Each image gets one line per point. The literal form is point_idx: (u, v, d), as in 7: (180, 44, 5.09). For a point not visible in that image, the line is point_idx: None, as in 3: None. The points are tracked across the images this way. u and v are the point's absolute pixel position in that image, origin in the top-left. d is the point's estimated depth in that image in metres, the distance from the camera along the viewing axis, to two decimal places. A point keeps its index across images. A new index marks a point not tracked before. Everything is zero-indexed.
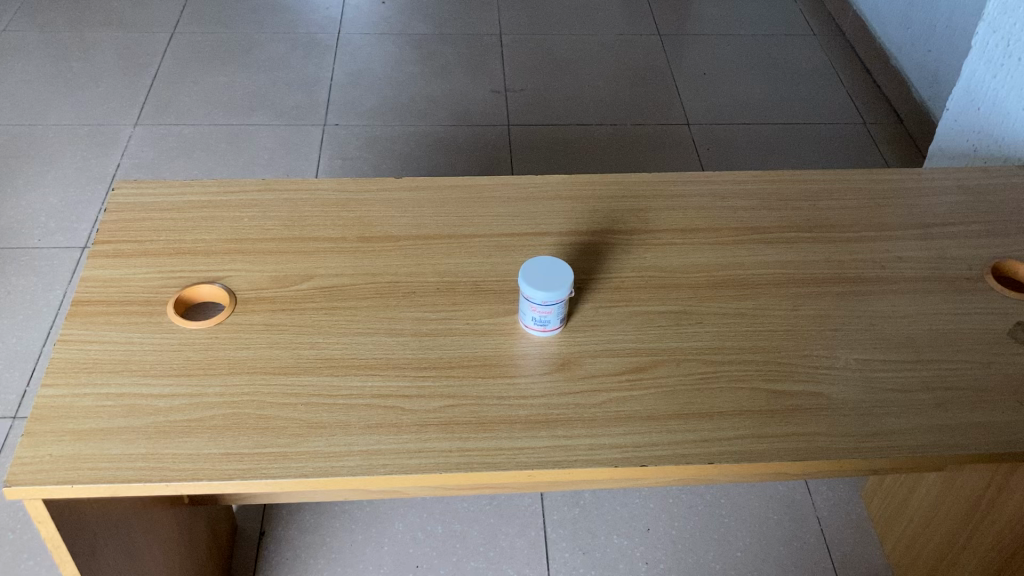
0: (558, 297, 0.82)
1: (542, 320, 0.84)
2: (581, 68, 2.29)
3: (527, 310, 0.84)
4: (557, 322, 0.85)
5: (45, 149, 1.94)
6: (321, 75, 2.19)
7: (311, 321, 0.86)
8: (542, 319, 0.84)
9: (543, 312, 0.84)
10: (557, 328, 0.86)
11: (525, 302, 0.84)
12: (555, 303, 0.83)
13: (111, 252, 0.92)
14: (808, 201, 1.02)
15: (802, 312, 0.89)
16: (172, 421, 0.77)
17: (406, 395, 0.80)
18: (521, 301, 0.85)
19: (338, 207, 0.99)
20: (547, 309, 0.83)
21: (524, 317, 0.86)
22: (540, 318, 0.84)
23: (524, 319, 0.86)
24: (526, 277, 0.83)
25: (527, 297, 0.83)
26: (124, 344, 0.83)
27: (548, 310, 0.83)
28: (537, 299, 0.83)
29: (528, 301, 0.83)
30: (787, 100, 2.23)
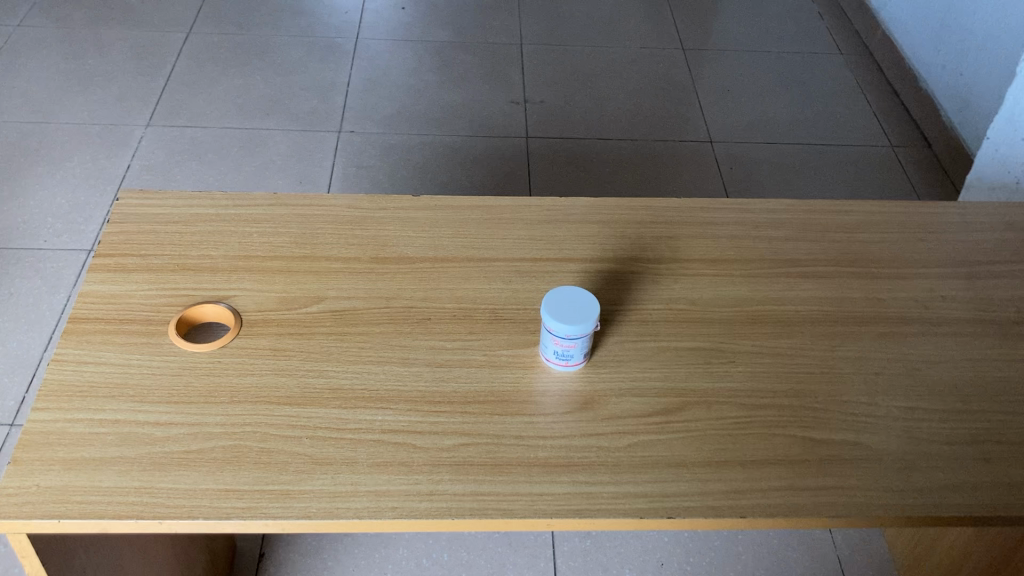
0: (582, 331, 0.77)
1: (563, 355, 0.79)
2: (602, 81, 2.24)
3: (549, 343, 0.80)
4: (580, 358, 0.80)
5: (55, 147, 1.90)
6: (338, 81, 2.15)
7: (321, 347, 0.82)
8: (564, 354, 0.79)
9: (564, 346, 0.79)
10: (579, 363, 0.81)
11: (546, 335, 0.80)
12: (578, 338, 0.78)
13: (113, 266, 0.87)
14: (845, 233, 0.97)
15: (840, 354, 0.84)
16: (169, 452, 0.72)
17: (418, 431, 0.75)
18: (543, 333, 0.80)
19: (352, 225, 0.94)
20: (570, 343, 0.78)
21: (544, 350, 0.81)
22: (562, 352, 0.79)
23: (545, 352, 0.81)
24: (548, 309, 0.78)
25: (549, 330, 0.79)
26: (122, 366, 0.78)
27: (570, 345, 0.78)
28: (559, 332, 0.78)
29: (550, 334, 0.79)
30: (813, 120, 2.17)
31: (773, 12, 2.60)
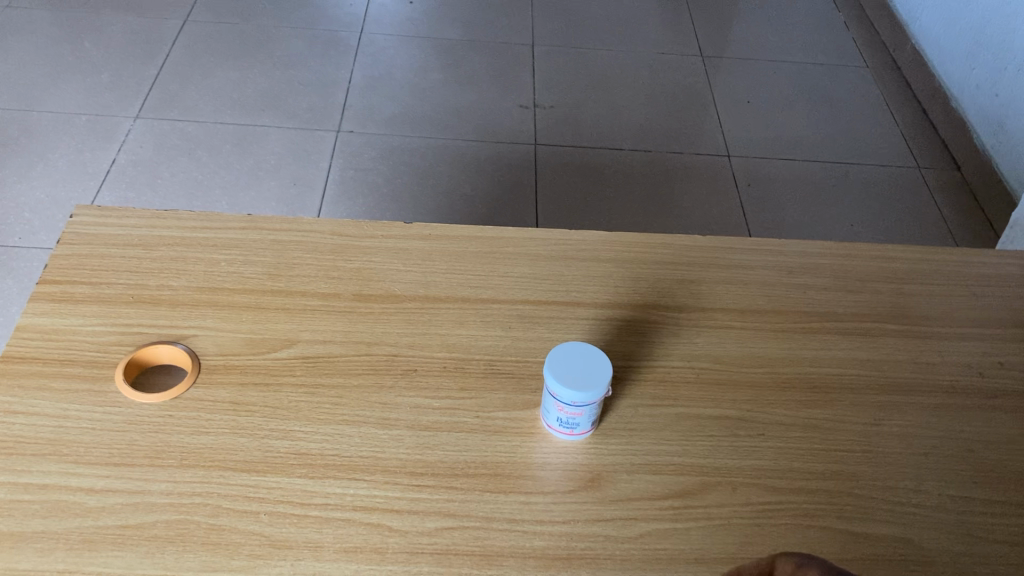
0: (591, 399, 0.67)
1: (568, 422, 0.69)
2: (616, 87, 2.13)
3: (551, 408, 0.69)
4: (588, 427, 0.70)
5: (37, 137, 1.79)
6: (339, 78, 2.04)
7: (288, 402, 0.71)
8: (569, 422, 0.69)
9: (569, 414, 0.68)
10: (586, 432, 0.70)
11: (549, 399, 0.69)
12: (586, 406, 0.67)
13: (58, 295, 0.77)
14: (888, 283, 0.87)
15: (884, 428, 0.73)
16: (103, 527, 0.62)
17: (395, 510, 0.65)
18: (545, 397, 0.69)
19: (334, 254, 0.84)
20: (576, 410, 0.67)
21: (545, 414, 0.70)
22: (566, 419, 0.69)
23: (546, 417, 0.70)
24: (551, 369, 0.68)
25: (552, 393, 0.68)
26: (57, 419, 0.68)
27: (576, 412, 0.68)
28: (563, 399, 0.67)
29: (552, 399, 0.68)
30: (837, 136, 2.06)
31: (798, 20, 2.49)
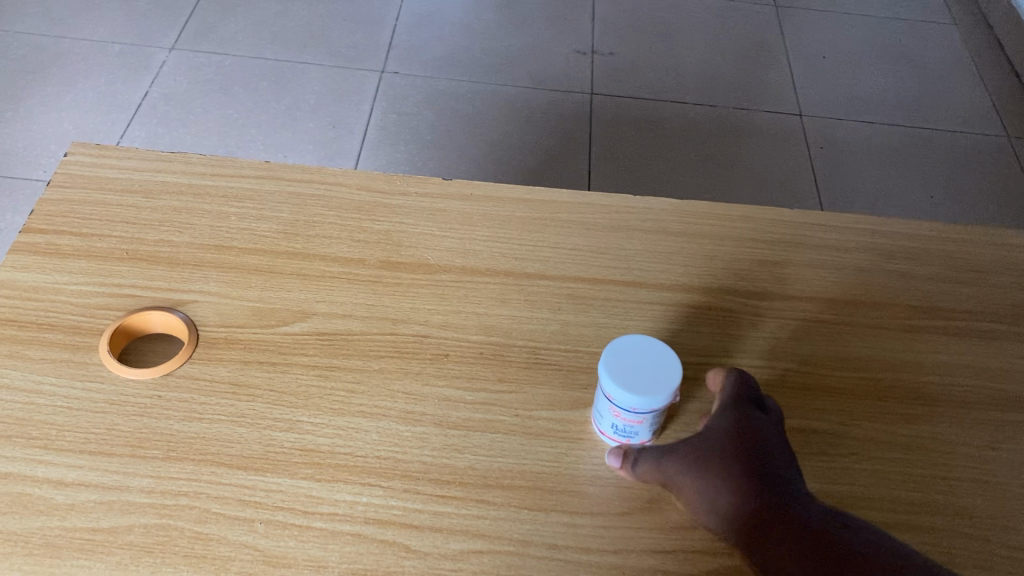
0: (654, 406, 0.55)
1: (625, 432, 0.58)
2: (681, 34, 1.97)
3: (604, 414, 0.58)
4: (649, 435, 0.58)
5: (68, 66, 1.69)
6: (385, 14, 1.91)
7: (297, 386, 0.61)
8: (627, 431, 0.58)
9: (627, 422, 0.57)
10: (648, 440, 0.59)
11: (601, 403, 0.58)
12: (649, 414, 0.56)
13: (44, 247, 0.67)
14: (1007, 275, 0.74)
15: (1002, 452, 0.61)
16: (69, 529, 0.52)
17: (414, 526, 0.54)
18: (599, 399, 0.58)
19: (360, 213, 0.73)
20: (635, 418, 0.56)
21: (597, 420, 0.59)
22: (623, 427, 0.58)
23: (598, 422, 0.59)
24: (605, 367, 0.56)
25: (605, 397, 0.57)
26: (29, 395, 0.58)
27: (636, 420, 0.57)
28: (620, 405, 0.56)
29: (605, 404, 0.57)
30: (921, 98, 1.89)
31: None
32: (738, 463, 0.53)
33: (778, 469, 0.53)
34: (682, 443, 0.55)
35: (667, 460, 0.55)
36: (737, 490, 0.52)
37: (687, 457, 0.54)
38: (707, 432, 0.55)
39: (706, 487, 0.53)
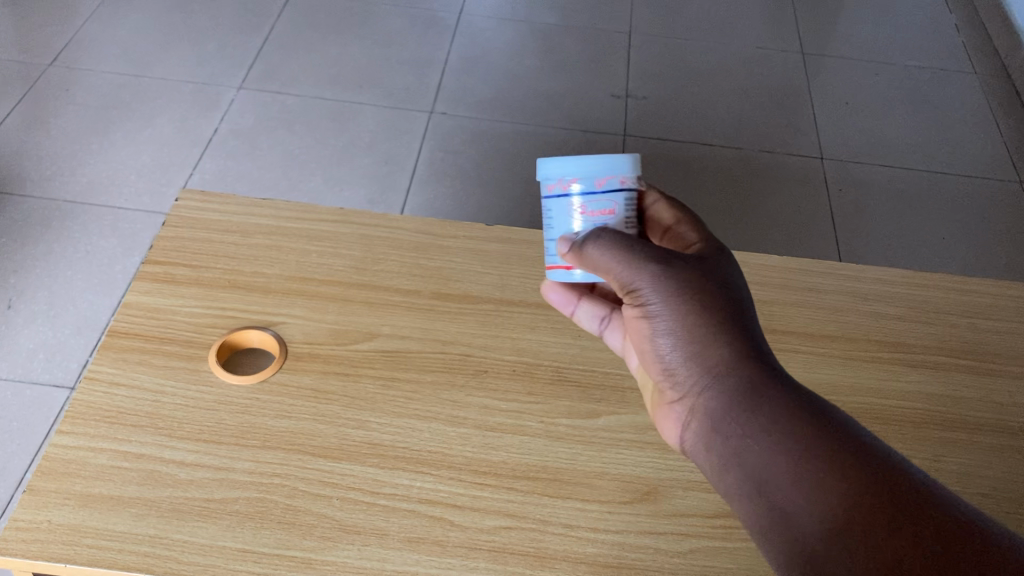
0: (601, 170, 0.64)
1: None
2: (711, 81, 2.11)
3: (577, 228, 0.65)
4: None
5: (147, 103, 1.83)
6: (437, 58, 2.07)
7: (365, 393, 0.75)
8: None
9: (601, 218, 0.65)
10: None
11: (568, 216, 0.65)
12: (616, 194, 0.64)
13: (162, 275, 0.83)
14: (965, 316, 0.87)
15: (945, 463, 0.74)
16: (189, 498, 0.67)
17: (458, 505, 0.68)
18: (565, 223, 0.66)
19: (417, 252, 0.88)
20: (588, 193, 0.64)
21: (569, 249, 0.66)
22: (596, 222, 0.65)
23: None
24: (551, 171, 0.65)
25: (570, 199, 0.65)
26: (154, 394, 0.74)
27: (608, 212, 0.65)
28: (588, 188, 0.64)
29: (572, 206, 0.65)
30: (937, 142, 2.00)
31: (907, 16, 2.41)
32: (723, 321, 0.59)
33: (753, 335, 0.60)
34: (682, 266, 0.61)
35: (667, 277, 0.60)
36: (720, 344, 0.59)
37: (683, 282, 0.60)
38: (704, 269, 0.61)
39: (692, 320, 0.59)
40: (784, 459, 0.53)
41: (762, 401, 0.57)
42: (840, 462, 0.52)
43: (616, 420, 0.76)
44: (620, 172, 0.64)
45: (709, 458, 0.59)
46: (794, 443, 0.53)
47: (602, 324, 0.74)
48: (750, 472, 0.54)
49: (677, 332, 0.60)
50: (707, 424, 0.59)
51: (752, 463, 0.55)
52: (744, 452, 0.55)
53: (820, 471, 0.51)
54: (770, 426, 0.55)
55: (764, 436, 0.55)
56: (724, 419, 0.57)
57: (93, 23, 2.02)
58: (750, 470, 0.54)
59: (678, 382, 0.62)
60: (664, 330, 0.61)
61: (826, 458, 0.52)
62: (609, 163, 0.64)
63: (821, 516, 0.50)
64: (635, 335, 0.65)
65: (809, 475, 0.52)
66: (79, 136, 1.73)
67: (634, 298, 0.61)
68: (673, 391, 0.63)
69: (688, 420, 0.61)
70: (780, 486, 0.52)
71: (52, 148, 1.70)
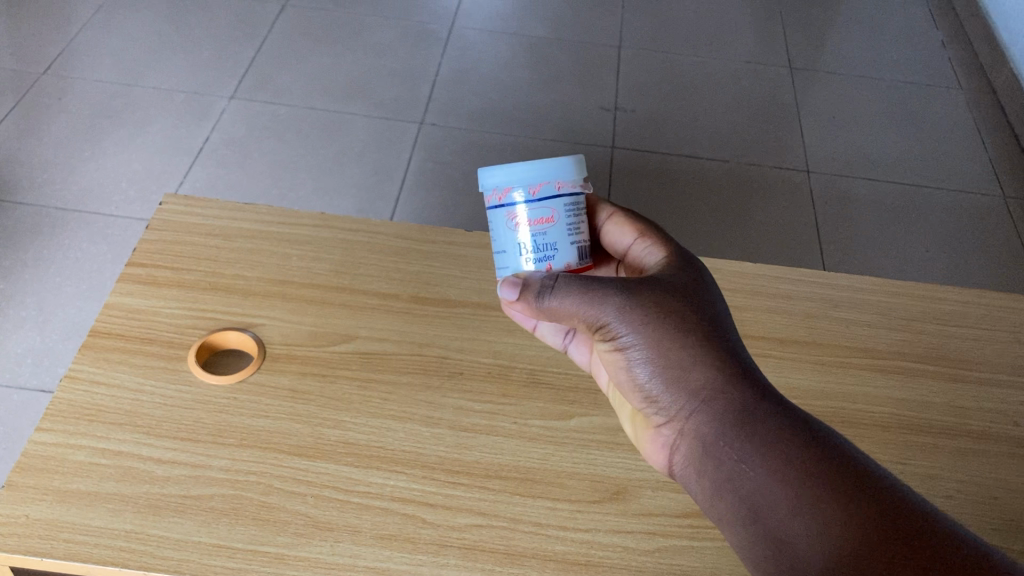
0: (542, 177, 0.65)
1: (547, 248, 0.65)
2: (698, 94, 2.13)
3: (518, 240, 0.66)
4: (569, 251, 0.66)
5: (139, 111, 1.85)
6: (427, 69, 2.09)
7: (342, 393, 0.77)
8: (547, 245, 0.65)
9: (540, 226, 0.65)
10: (568, 265, 0.67)
11: (508, 227, 0.66)
12: (553, 200, 0.65)
13: (144, 277, 0.84)
14: (934, 323, 0.88)
15: (911, 465, 0.75)
16: (165, 494, 0.68)
17: (430, 503, 0.69)
18: (507, 235, 0.66)
19: (397, 258, 0.90)
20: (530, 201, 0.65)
21: (513, 262, 0.66)
22: (539, 232, 0.65)
23: (514, 261, 0.66)
24: (487, 182, 0.66)
25: (507, 211, 0.65)
26: (134, 393, 0.75)
27: (546, 218, 0.65)
28: (524, 196, 0.65)
29: (509, 217, 0.65)
30: (922, 156, 2.02)
31: (893, 32, 2.43)
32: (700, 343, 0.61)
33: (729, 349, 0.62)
34: (647, 293, 0.62)
35: (636, 307, 0.61)
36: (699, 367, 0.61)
37: (652, 311, 0.62)
38: (669, 291, 0.63)
39: (670, 346, 0.61)
40: (777, 480, 0.56)
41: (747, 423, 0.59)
42: (829, 481, 0.54)
43: (588, 422, 0.77)
44: (554, 177, 0.65)
45: (703, 481, 0.61)
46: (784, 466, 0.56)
47: (564, 338, 0.77)
48: (744, 497, 0.57)
49: (655, 360, 0.62)
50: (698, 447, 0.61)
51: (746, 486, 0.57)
52: (738, 476, 0.58)
53: (813, 492, 0.54)
54: (760, 451, 0.57)
55: (753, 459, 0.57)
56: (713, 445, 0.59)
57: (86, 32, 2.04)
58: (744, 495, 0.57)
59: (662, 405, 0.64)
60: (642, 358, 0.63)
61: (814, 477, 0.55)
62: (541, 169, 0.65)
63: (819, 539, 0.52)
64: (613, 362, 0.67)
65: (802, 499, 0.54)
66: (70, 144, 1.74)
67: (607, 334, 0.63)
68: (661, 416, 0.65)
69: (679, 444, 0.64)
70: (774, 512, 0.55)
71: (44, 156, 1.71)
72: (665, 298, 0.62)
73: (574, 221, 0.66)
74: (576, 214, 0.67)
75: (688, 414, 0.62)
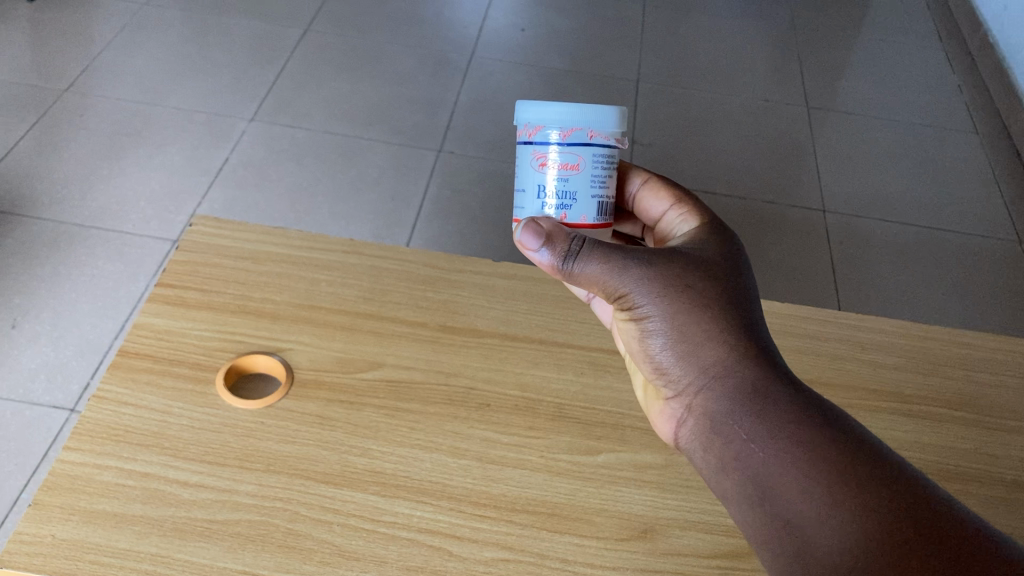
0: (575, 125, 0.66)
1: (567, 196, 0.67)
2: (716, 132, 2.14)
3: (541, 180, 0.68)
4: (587, 205, 0.68)
5: (159, 131, 1.86)
6: (446, 98, 2.09)
7: (369, 421, 0.76)
8: (566, 192, 0.67)
9: (564, 172, 0.67)
10: (585, 219, 0.68)
11: (534, 168, 0.68)
12: (582, 148, 0.66)
13: (173, 298, 0.84)
14: (963, 367, 0.88)
15: None
16: (191, 518, 0.67)
17: (457, 536, 0.69)
18: (532, 175, 0.68)
19: (425, 286, 0.90)
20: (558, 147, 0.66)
21: (532, 203, 0.69)
22: (560, 178, 0.67)
23: (533, 202, 0.69)
24: (523, 119, 0.68)
25: (536, 149, 0.67)
26: (162, 414, 0.75)
27: (572, 165, 0.66)
28: (554, 139, 0.66)
29: (536, 155, 0.67)
30: (938, 200, 2.02)
31: (912, 75, 2.44)
32: (718, 320, 0.63)
33: (750, 328, 0.64)
34: (669, 268, 0.64)
35: (655, 280, 0.64)
36: (713, 343, 0.63)
37: (672, 284, 0.64)
38: (694, 268, 0.65)
39: (686, 321, 0.64)
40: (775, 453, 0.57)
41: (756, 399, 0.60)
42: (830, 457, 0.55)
43: (615, 457, 0.77)
44: (590, 126, 0.66)
45: (710, 458, 0.62)
46: (789, 440, 0.57)
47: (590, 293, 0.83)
48: (747, 471, 0.58)
49: (671, 334, 0.65)
50: (704, 422, 0.63)
51: (749, 460, 0.58)
52: (743, 450, 0.59)
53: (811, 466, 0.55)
54: (764, 425, 0.59)
55: (756, 433, 0.59)
56: (718, 418, 0.62)
57: (109, 51, 2.05)
58: (748, 469, 0.58)
59: (675, 382, 0.66)
60: (658, 331, 0.65)
61: (815, 454, 0.55)
62: (578, 115, 0.66)
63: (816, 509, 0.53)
64: (631, 338, 0.69)
65: (803, 471, 0.55)
66: (90, 162, 1.75)
67: (625, 303, 0.65)
68: (671, 390, 0.67)
69: (689, 419, 0.65)
70: (777, 482, 0.56)
71: (63, 172, 1.72)
72: (688, 274, 0.64)
73: (600, 175, 0.68)
74: (605, 169, 0.68)
75: (697, 388, 0.64)
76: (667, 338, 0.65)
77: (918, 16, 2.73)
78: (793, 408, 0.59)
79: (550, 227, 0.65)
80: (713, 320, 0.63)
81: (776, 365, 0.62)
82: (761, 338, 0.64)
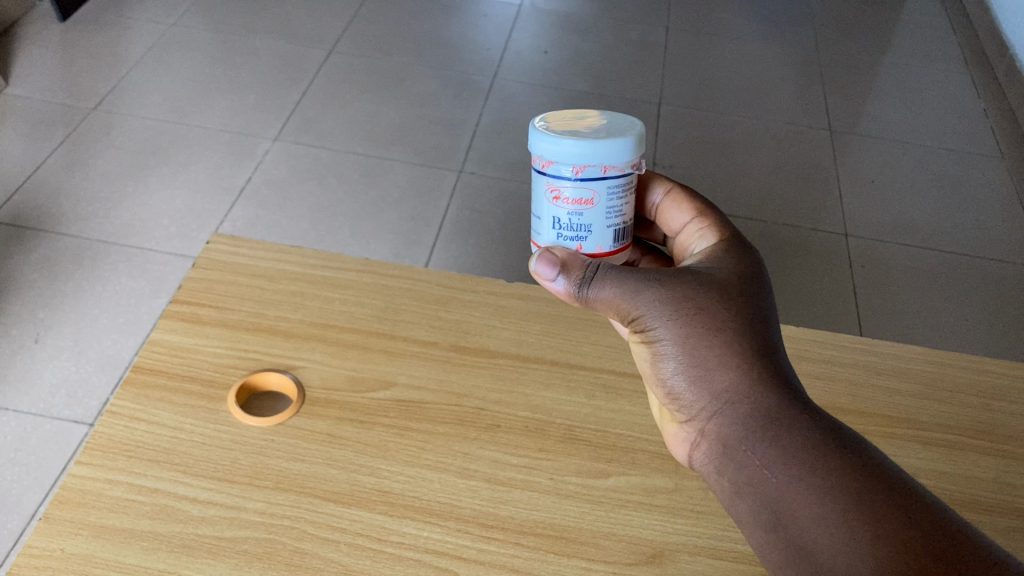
0: (589, 163, 0.64)
1: (581, 228, 0.68)
2: (738, 155, 2.13)
3: (555, 211, 0.68)
4: (602, 236, 0.68)
5: (185, 150, 1.88)
6: (468, 119, 2.11)
7: (379, 440, 0.76)
8: (581, 224, 0.67)
9: (579, 206, 0.66)
10: (600, 248, 0.69)
11: (549, 199, 0.67)
12: (596, 183, 0.65)
13: (187, 315, 0.85)
14: (981, 395, 0.87)
15: None
16: (199, 534, 0.68)
17: (464, 558, 0.68)
18: (547, 205, 0.68)
19: (438, 306, 0.90)
20: (570, 182, 0.65)
21: (548, 231, 0.69)
22: (574, 212, 0.67)
23: (549, 231, 0.69)
24: (536, 149, 0.66)
25: (549, 181, 0.66)
26: (173, 430, 0.75)
27: (585, 199, 0.66)
28: (566, 177, 0.65)
29: (549, 187, 0.67)
30: (963, 225, 1.99)
31: (937, 99, 2.42)
32: (732, 343, 0.63)
33: (767, 348, 0.63)
34: (684, 291, 0.64)
35: (670, 302, 0.64)
36: (726, 366, 0.62)
37: (688, 307, 0.64)
38: (709, 288, 0.65)
39: (700, 344, 0.63)
40: (792, 482, 0.56)
41: (770, 425, 0.60)
42: (847, 486, 0.54)
43: (625, 481, 0.76)
44: (604, 161, 0.64)
45: (723, 482, 0.62)
46: (806, 468, 0.56)
47: None
48: (763, 497, 0.57)
49: (684, 359, 0.64)
50: (717, 447, 0.62)
51: (765, 487, 0.57)
52: (757, 477, 0.58)
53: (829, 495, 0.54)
54: (780, 452, 0.58)
55: (770, 459, 0.58)
56: (732, 444, 0.61)
57: (137, 70, 2.09)
58: (762, 495, 0.57)
59: (688, 406, 0.65)
60: (671, 354, 0.65)
61: (831, 482, 0.55)
62: (591, 153, 0.64)
63: (834, 541, 0.52)
64: (644, 361, 0.68)
65: (821, 499, 0.54)
66: (116, 180, 1.77)
67: (638, 326, 0.65)
68: (684, 414, 0.66)
69: (702, 442, 0.65)
70: (796, 513, 0.55)
71: (90, 189, 1.74)
72: (703, 295, 0.64)
73: (615, 206, 0.67)
74: (622, 195, 0.67)
75: (711, 413, 0.63)
76: (680, 360, 0.64)
77: (945, 41, 2.71)
78: (809, 434, 0.58)
79: (564, 256, 0.66)
80: (728, 342, 0.63)
81: (792, 387, 0.62)
82: (777, 360, 0.63)
